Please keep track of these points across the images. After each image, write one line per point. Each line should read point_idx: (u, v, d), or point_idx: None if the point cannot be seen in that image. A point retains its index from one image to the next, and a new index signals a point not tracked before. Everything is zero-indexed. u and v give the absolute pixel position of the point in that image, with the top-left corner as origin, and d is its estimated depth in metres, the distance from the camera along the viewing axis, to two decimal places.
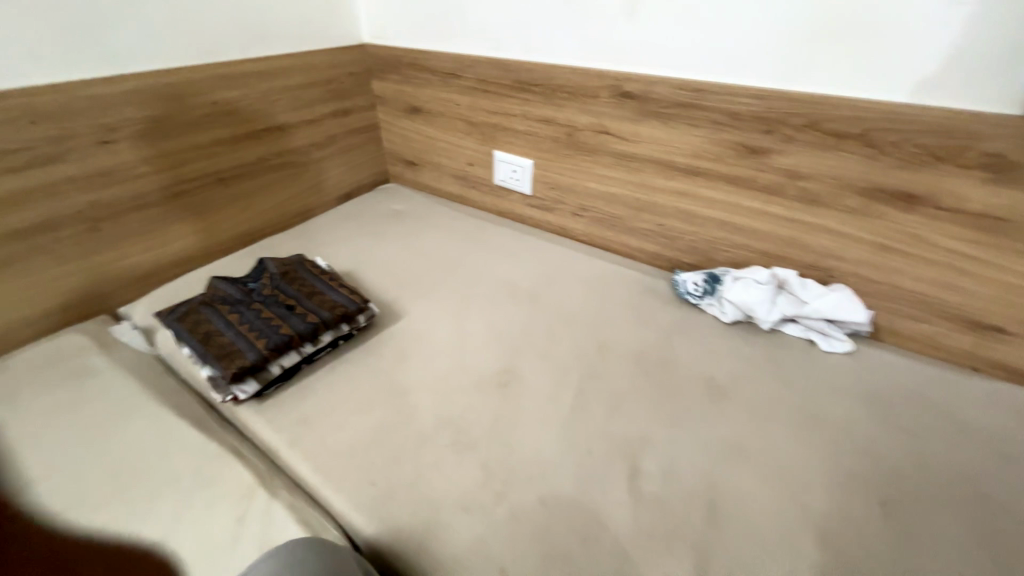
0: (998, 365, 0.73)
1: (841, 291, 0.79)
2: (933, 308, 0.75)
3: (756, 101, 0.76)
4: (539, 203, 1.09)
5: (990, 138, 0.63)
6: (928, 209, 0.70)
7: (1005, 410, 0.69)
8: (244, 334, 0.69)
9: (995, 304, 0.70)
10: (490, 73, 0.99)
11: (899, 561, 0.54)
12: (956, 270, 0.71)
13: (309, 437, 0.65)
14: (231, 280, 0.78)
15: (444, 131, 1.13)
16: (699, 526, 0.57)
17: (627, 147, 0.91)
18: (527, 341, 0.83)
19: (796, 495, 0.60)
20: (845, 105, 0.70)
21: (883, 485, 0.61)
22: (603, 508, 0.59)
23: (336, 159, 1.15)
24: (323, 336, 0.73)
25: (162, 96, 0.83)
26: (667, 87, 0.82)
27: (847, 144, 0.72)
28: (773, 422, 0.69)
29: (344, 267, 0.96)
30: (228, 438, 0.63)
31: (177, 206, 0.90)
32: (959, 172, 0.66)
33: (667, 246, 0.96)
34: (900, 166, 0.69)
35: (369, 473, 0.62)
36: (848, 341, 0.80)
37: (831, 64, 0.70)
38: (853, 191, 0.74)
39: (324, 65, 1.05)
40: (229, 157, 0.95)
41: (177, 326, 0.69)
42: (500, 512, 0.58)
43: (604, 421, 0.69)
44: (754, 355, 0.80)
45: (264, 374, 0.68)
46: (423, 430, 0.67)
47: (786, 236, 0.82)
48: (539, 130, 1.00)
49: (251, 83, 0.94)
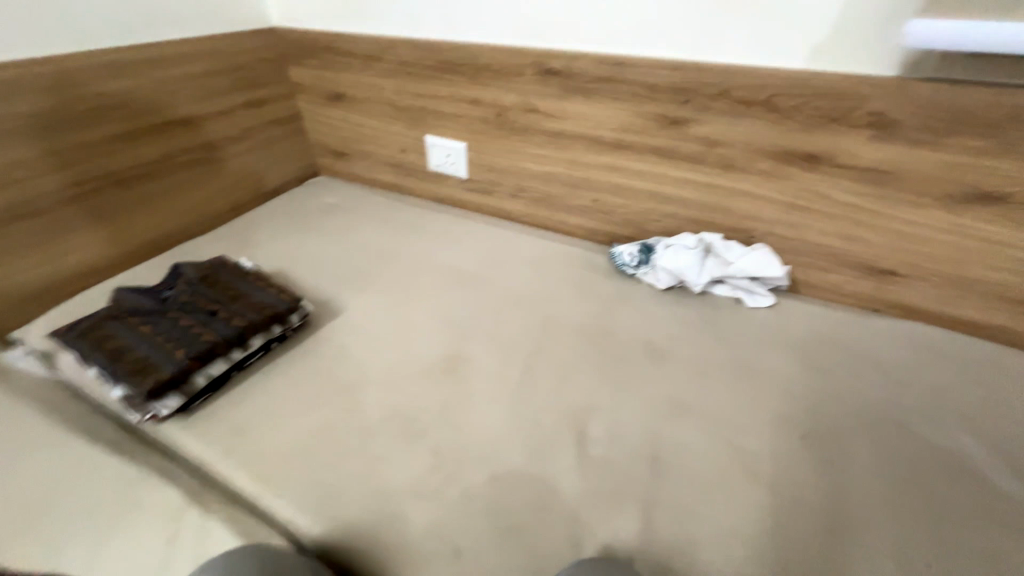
0: (895, 304, 0.81)
1: (761, 249, 0.83)
2: (839, 259, 0.81)
3: (671, 72, 0.76)
4: (476, 187, 1.08)
5: (874, 98, 0.67)
6: (829, 167, 0.74)
7: (904, 345, 0.76)
8: (160, 345, 0.65)
9: (889, 250, 0.77)
10: (413, 55, 0.96)
11: (825, 489, 0.57)
12: (855, 222, 0.77)
13: (242, 445, 0.61)
14: (142, 291, 0.74)
15: (373, 118, 1.10)
16: (646, 481, 0.58)
17: (555, 125, 0.90)
18: (472, 324, 0.80)
19: (733, 441, 0.62)
20: (751, 72, 0.72)
21: (810, 423, 0.65)
22: (553, 476, 0.58)
23: (255, 153, 1.10)
24: (252, 340, 0.70)
25: (36, 90, 0.75)
26: (587, 62, 0.82)
27: (755, 110, 0.74)
28: (710, 378, 0.71)
29: (274, 266, 0.92)
30: (153, 459, 0.60)
31: (70, 212, 0.83)
32: (851, 131, 0.71)
33: (603, 221, 0.97)
34: (802, 129, 0.73)
35: (310, 473, 0.58)
36: (769, 295, 0.84)
37: (738, 33, 0.71)
38: (764, 154, 0.77)
39: (228, 51, 0.99)
40: (130, 155, 0.88)
41: (84, 347, 0.64)
42: (452, 493, 0.56)
43: (553, 392, 0.68)
44: (687, 317, 0.82)
45: (189, 387, 0.64)
46: (367, 422, 0.64)
47: (709, 202, 0.85)
48: (468, 112, 0.98)
49: (142, 73, 0.87)
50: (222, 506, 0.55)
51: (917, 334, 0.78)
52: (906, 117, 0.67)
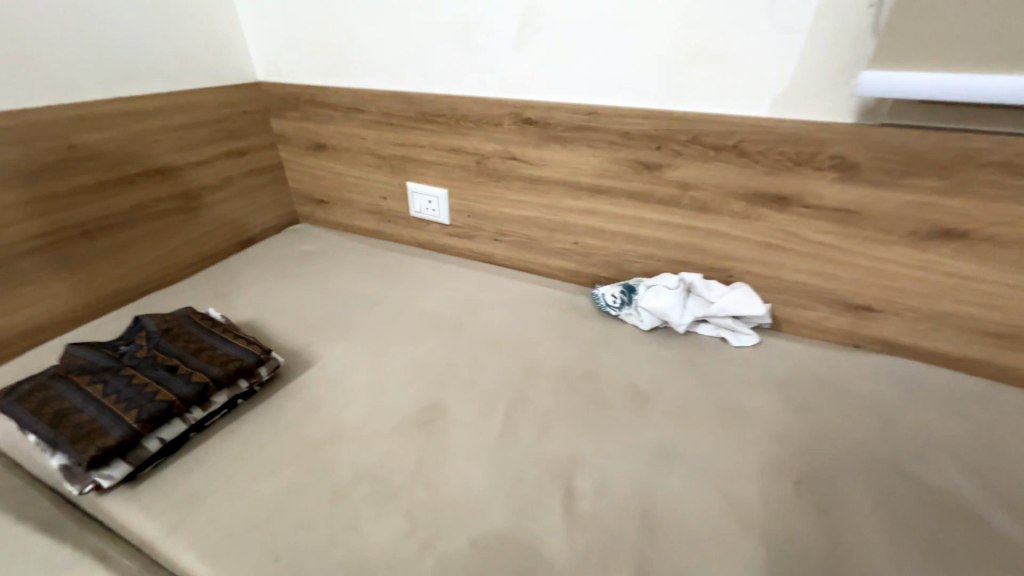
0: (875, 340, 0.81)
1: (740, 288, 0.83)
2: (816, 296, 0.81)
3: (643, 121, 0.80)
4: (456, 232, 1.08)
5: (835, 143, 0.71)
6: (798, 208, 0.76)
7: (889, 380, 0.76)
8: (110, 407, 0.60)
9: (865, 286, 0.78)
10: (394, 107, 0.99)
11: (827, 540, 0.54)
12: (828, 260, 0.78)
13: (194, 517, 0.55)
14: (97, 347, 0.70)
15: (353, 167, 1.11)
16: (636, 538, 0.53)
17: (534, 171, 0.92)
18: (451, 371, 0.77)
19: (725, 489, 0.59)
20: (718, 121, 0.75)
21: (801, 466, 0.62)
22: (538, 537, 0.53)
23: (233, 202, 1.10)
24: (214, 397, 0.65)
25: (4, 142, 0.73)
26: (562, 112, 0.84)
27: (723, 156, 0.77)
28: (697, 421, 0.68)
29: (246, 316, 0.89)
30: (90, 539, 0.54)
31: (27, 264, 0.78)
32: (816, 173, 0.73)
33: (583, 263, 0.97)
34: (769, 172, 0.76)
35: (269, 547, 0.52)
36: (752, 334, 0.84)
37: (704, 85, 0.75)
38: (735, 196, 0.79)
39: (209, 104, 1.00)
40: (99, 205, 0.86)
41: (23, 411, 0.59)
42: (426, 563, 0.51)
43: (535, 443, 0.65)
44: (672, 358, 0.81)
45: (138, 453, 0.59)
46: (336, 485, 0.59)
47: (687, 243, 0.86)
48: (448, 160, 1.00)
49: (118, 124, 0.86)
50: None
51: (899, 369, 0.77)
52: (866, 160, 0.70)
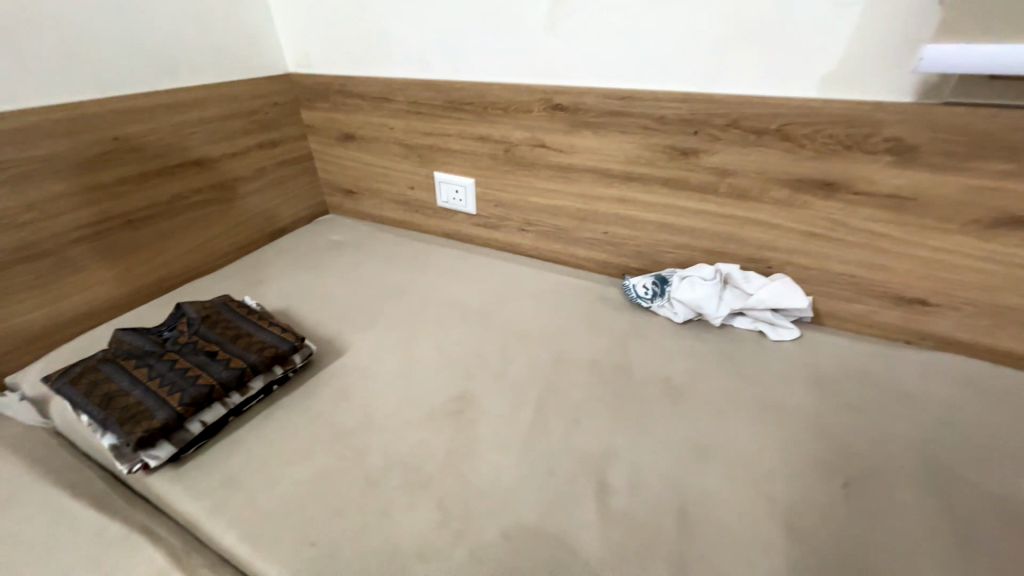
0: (927, 335, 0.76)
1: (781, 279, 0.80)
2: (864, 288, 0.77)
3: (680, 104, 0.76)
4: (483, 221, 1.07)
5: (891, 124, 0.66)
6: (846, 195, 0.72)
7: (942, 379, 0.71)
8: (154, 390, 0.62)
9: (918, 278, 0.73)
10: (422, 95, 0.98)
11: (877, 545, 0.51)
12: (878, 250, 0.73)
13: (234, 499, 0.57)
14: (141, 332, 0.72)
15: (381, 157, 1.12)
16: (673, 537, 0.52)
17: (563, 159, 0.90)
18: (479, 361, 0.77)
19: (767, 489, 0.56)
20: (761, 103, 0.71)
21: (848, 467, 0.59)
22: (571, 531, 0.53)
23: (265, 193, 1.12)
24: (251, 383, 0.67)
25: (53, 135, 0.75)
26: (594, 97, 0.82)
27: (765, 140, 0.73)
28: (735, 417, 0.66)
29: (279, 305, 0.91)
30: (138, 516, 0.56)
31: (76, 253, 0.82)
32: (868, 158, 0.69)
33: (613, 253, 0.95)
34: (816, 157, 0.71)
35: (306, 530, 0.54)
36: (793, 328, 0.80)
37: (746, 65, 0.71)
38: (777, 183, 0.75)
39: (242, 96, 1.02)
40: (141, 196, 0.88)
41: (75, 391, 0.61)
42: (459, 553, 0.51)
43: (566, 436, 0.64)
44: (707, 352, 0.78)
45: (181, 435, 0.61)
46: (369, 472, 0.60)
47: (723, 233, 0.83)
48: (476, 149, 0.98)
49: (158, 117, 0.88)
50: None
51: (955, 367, 0.73)
52: (925, 142, 0.65)
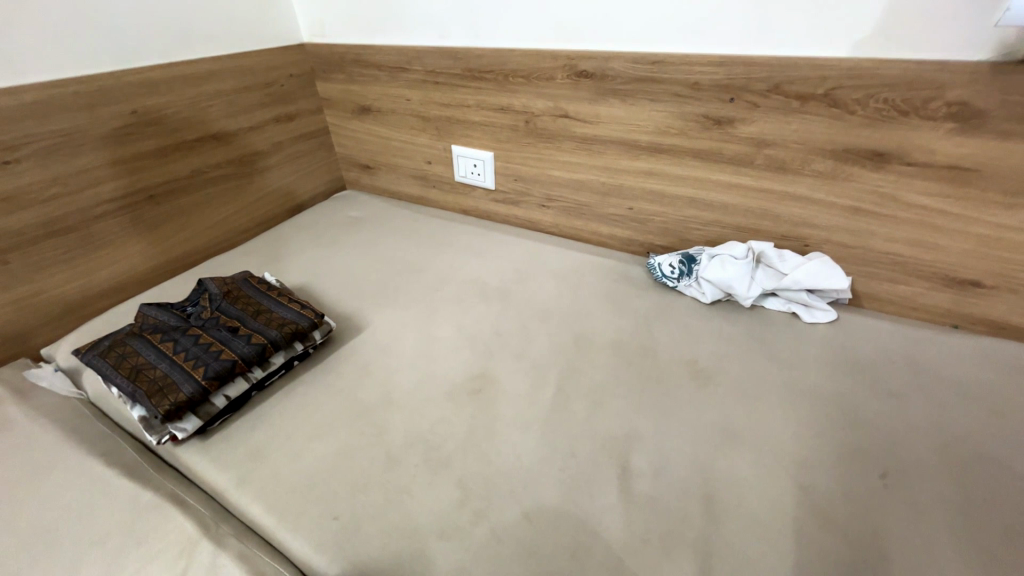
0: (978, 320, 0.71)
1: (820, 259, 0.75)
2: (910, 268, 0.72)
3: (715, 68, 0.70)
4: (502, 197, 1.04)
5: (956, 87, 0.59)
6: (899, 166, 0.66)
7: (994, 366, 0.66)
8: (180, 364, 0.63)
9: (972, 258, 0.67)
10: (440, 63, 0.94)
11: (916, 539, 0.48)
12: (930, 227, 0.68)
13: (260, 473, 0.58)
14: (166, 307, 0.73)
15: (398, 130, 1.09)
16: (699, 523, 0.50)
17: (587, 130, 0.85)
18: (499, 340, 0.76)
19: (798, 477, 0.54)
20: (808, 65, 0.65)
21: (885, 456, 0.56)
22: (593, 515, 0.52)
23: (282, 168, 1.11)
24: (273, 358, 0.68)
25: (73, 108, 0.75)
26: (622, 61, 0.76)
27: (810, 107, 0.67)
28: (766, 402, 0.63)
29: (299, 281, 0.91)
30: (170, 485, 0.58)
31: (102, 227, 0.83)
32: (925, 125, 0.62)
33: (637, 230, 0.91)
34: (867, 124, 0.65)
35: (330, 506, 0.54)
36: (829, 310, 0.76)
37: (793, 22, 0.65)
38: (819, 154, 0.70)
39: (258, 67, 1.00)
40: (161, 171, 0.88)
41: (105, 364, 0.62)
42: (480, 532, 0.51)
43: (588, 417, 0.62)
44: (736, 334, 0.74)
45: (206, 409, 0.62)
46: (390, 449, 0.60)
47: (758, 208, 0.78)
48: (495, 120, 0.94)
49: (176, 89, 0.87)
50: (235, 540, 0.51)
51: (1007, 353, 0.68)
52: (995, 106, 0.58)
